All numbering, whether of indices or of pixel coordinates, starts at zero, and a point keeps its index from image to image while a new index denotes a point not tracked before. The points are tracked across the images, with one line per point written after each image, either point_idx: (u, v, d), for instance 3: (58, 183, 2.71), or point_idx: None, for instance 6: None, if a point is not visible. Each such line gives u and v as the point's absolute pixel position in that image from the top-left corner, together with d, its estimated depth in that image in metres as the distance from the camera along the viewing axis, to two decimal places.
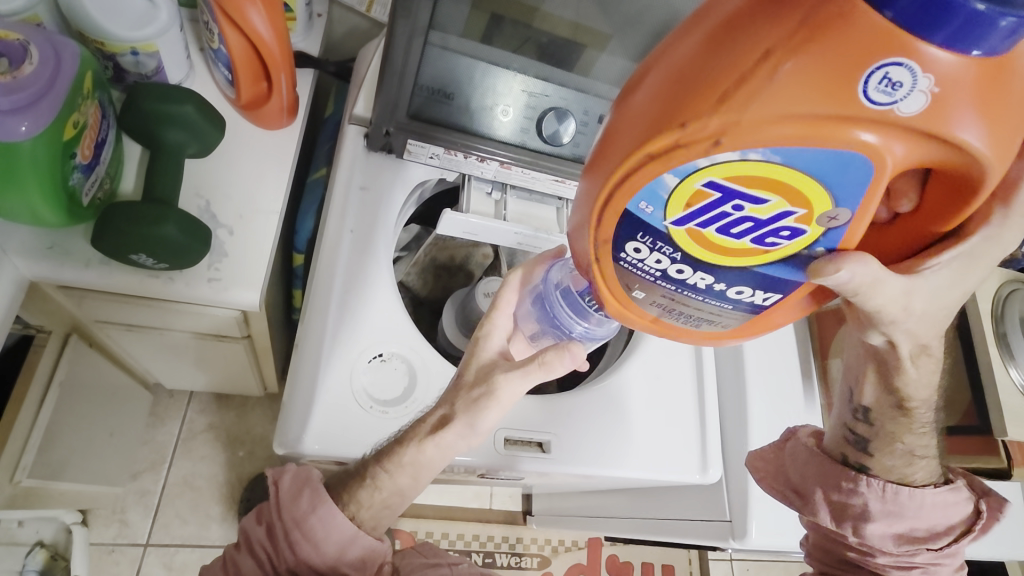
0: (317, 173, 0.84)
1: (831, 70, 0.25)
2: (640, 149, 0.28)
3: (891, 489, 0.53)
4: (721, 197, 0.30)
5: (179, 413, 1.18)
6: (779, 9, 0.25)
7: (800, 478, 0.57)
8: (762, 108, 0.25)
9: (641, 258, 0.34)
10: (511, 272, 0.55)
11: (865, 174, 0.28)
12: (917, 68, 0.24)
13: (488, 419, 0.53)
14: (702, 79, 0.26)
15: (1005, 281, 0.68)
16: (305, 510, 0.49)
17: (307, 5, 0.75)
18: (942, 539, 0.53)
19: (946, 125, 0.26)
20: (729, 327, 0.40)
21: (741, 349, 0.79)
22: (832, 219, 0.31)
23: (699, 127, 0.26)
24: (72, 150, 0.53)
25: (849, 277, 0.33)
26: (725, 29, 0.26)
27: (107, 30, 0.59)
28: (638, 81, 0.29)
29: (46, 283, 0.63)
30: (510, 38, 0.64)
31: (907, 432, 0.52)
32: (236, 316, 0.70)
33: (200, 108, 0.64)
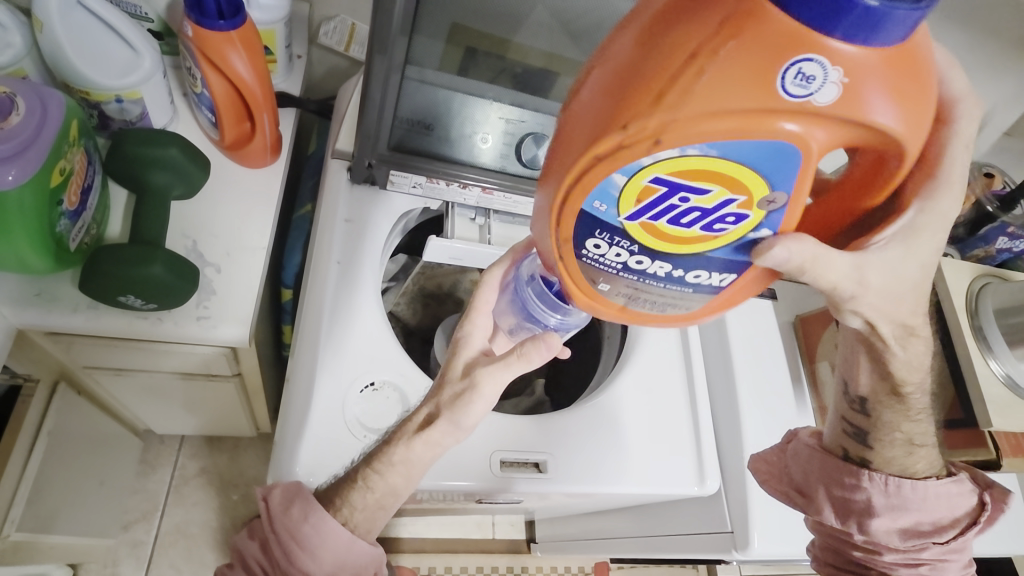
0: (303, 209, 0.85)
1: (753, 65, 0.25)
2: (586, 153, 0.29)
3: (893, 483, 0.54)
4: (668, 191, 0.30)
5: (170, 459, 1.16)
6: (702, 8, 0.26)
7: (805, 478, 0.59)
8: (694, 106, 0.26)
9: (602, 254, 0.35)
10: (488, 270, 0.53)
11: (795, 163, 0.29)
12: (827, 61, 0.25)
13: (472, 412, 0.50)
14: (637, 81, 0.27)
15: (976, 276, 0.70)
16: (298, 520, 0.50)
17: (287, 47, 0.77)
18: (947, 532, 0.54)
19: (863, 110, 0.27)
20: (691, 311, 0.39)
21: (731, 359, 0.79)
22: (771, 203, 0.31)
23: (637, 129, 0.27)
24: (59, 197, 0.54)
25: (788, 256, 0.33)
26: (654, 32, 0.27)
27: (92, 79, 0.61)
28: (581, 86, 0.30)
29: (34, 331, 0.63)
30: (485, 70, 0.67)
31: (905, 421, 0.53)
32: (225, 352, 0.70)
33: (186, 151, 0.66)
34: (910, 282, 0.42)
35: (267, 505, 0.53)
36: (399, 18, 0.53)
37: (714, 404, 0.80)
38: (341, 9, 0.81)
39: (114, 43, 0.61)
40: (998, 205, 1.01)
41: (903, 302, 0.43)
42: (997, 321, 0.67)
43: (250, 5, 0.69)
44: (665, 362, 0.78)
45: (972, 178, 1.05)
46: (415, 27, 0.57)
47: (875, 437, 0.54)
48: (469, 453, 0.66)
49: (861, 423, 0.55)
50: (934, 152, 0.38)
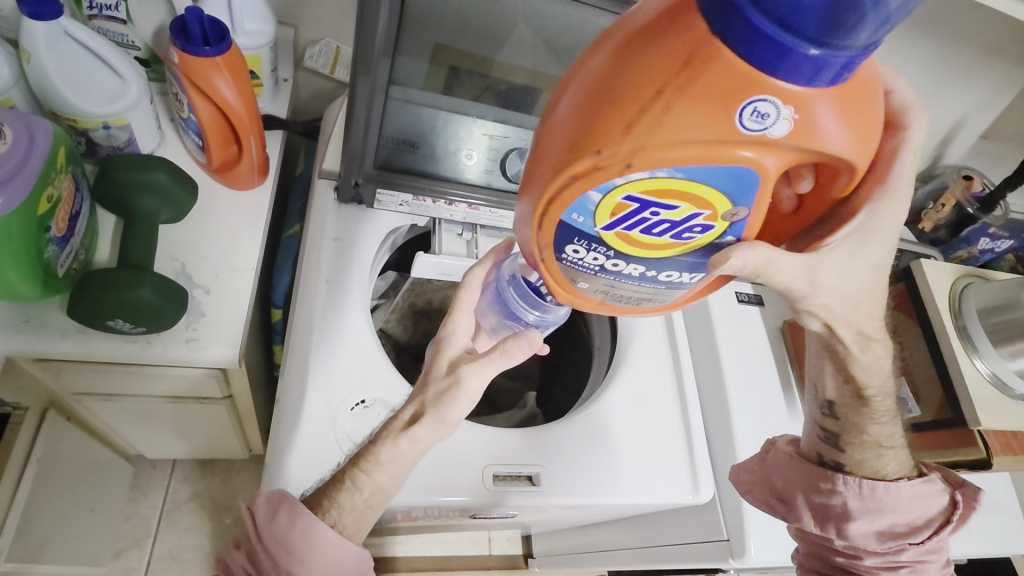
0: (291, 229, 0.86)
1: (717, 98, 0.26)
2: (561, 176, 0.30)
3: (867, 485, 0.54)
4: (639, 207, 0.31)
5: (161, 485, 1.15)
6: (673, 36, 0.27)
7: (784, 486, 0.59)
8: (662, 136, 0.27)
9: (580, 258, 0.35)
10: (469, 271, 0.55)
11: (753, 185, 0.30)
12: (781, 100, 0.26)
13: (458, 409, 0.51)
14: (610, 106, 0.28)
15: (958, 277, 0.72)
16: (285, 526, 0.49)
17: (273, 71, 0.79)
18: (923, 532, 0.54)
19: (814, 138, 0.28)
20: (666, 304, 0.40)
21: (720, 366, 0.80)
22: (734, 216, 0.32)
23: (609, 156, 0.28)
24: (47, 223, 0.54)
25: (743, 264, 0.34)
26: (625, 62, 0.28)
27: (79, 107, 0.62)
28: (556, 108, 0.31)
29: (22, 357, 0.63)
30: (470, 87, 0.68)
31: (874, 424, 0.54)
32: (215, 374, 0.70)
33: (173, 174, 0.66)
34: (870, 282, 0.43)
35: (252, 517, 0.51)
36: (382, 39, 0.54)
37: (705, 411, 0.80)
38: (326, 33, 0.83)
39: (101, 72, 0.62)
40: (978, 207, 1.04)
41: (869, 300, 0.45)
42: (980, 321, 0.68)
43: (236, 31, 0.71)
44: (655, 370, 0.79)
45: (951, 181, 1.07)
46: (397, 48, 0.58)
47: (848, 440, 0.55)
48: (461, 467, 0.66)
49: (834, 428, 0.56)
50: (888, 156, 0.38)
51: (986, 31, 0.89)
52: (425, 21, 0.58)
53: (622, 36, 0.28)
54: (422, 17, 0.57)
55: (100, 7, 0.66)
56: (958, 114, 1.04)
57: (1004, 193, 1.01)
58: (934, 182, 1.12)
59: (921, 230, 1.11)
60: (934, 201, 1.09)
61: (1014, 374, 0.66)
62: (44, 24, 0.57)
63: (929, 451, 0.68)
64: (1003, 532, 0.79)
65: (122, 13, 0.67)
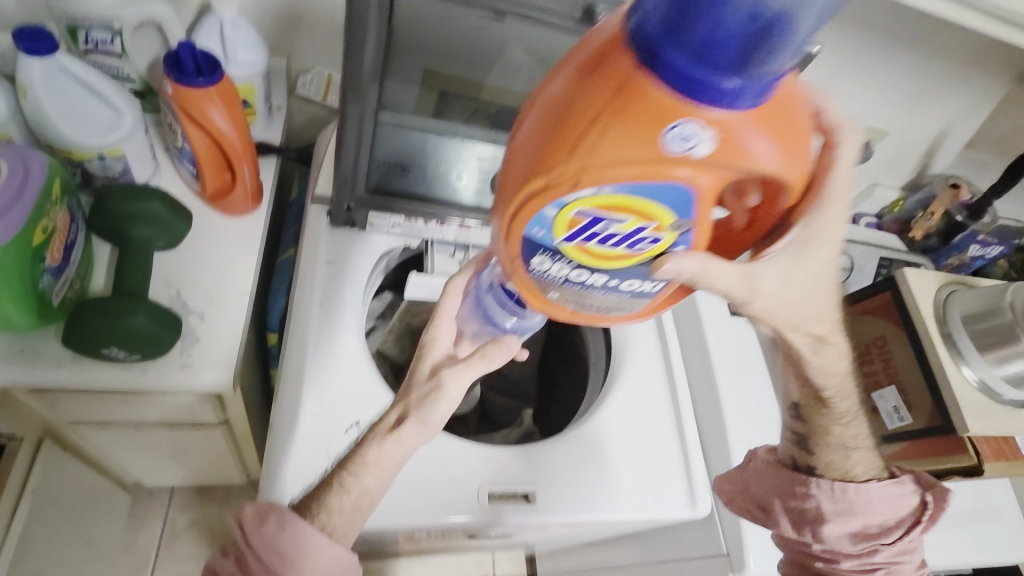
0: (286, 253, 0.87)
1: (651, 118, 0.28)
2: (518, 197, 0.32)
3: (839, 488, 0.54)
4: (589, 222, 0.32)
5: (160, 513, 1.14)
6: (610, 61, 0.28)
7: (762, 493, 0.59)
8: (604, 155, 0.28)
9: (546, 268, 0.37)
10: (451, 279, 0.57)
11: (699, 200, 0.31)
12: (709, 119, 0.28)
13: (440, 410, 0.53)
14: (557, 128, 0.29)
15: (941, 285, 0.72)
16: (275, 532, 0.48)
17: (267, 99, 0.80)
18: (894, 533, 0.55)
19: (745, 156, 0.29)
20: (636, 310, 0.41)
21: (715, 386, 0.79)
22: (684, 229, 0.33)
23: (555, 176, 0.30)
24: (41, 254, 0.55)
25: (678, 270, 0.35)
26: (564, 90, 0.30)
27: (75, 139, 0.63)
28: (512, 134, 0.33)
29: (17, 388, 0.63)
30: (460, 110, 0.70)
31: (835, 425, 0.55)
32: (210, 399, 0.70)
33: (167, 204, 0.68)
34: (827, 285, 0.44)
35: (240, 528, 0.49)
36: (370, 65, 0.55)
37: (701, 425, 0.80)
38: (318, 62, 0.85)
39: (96, 105, 0.64)
40: (966, 214, 1.05)
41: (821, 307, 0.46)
42: (966, 328, 0.68)
43: (228, 62, 0.73)
44: (650, 385, 0.79)
45: (939, 190, 1.08)
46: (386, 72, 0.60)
47: (815, 442, 0.56)
48: (457, 486, 0.66)
49: (801, 429, 0.57)
50: (821, 174, 0.39)
51: (965, 43, 0.90)
52: (413, 46, 0.60)
53: (564, 66, 0.30)
54: (407, 41, 0.59)
55: (96, 43, 0.68)
56: (943, 123, 1.05)
57: (991, 200, 1.01)
58: (922, 190, 1.12)
59: (912, 238, 1.12)
60: (923, 209, 1.10)
61: (1002, 380, 0.67)
62: (40, 60, 0.59)
63: (921, 459, 0.69)
64: (1004, 539, 0.78)
65: (116, 48, 0.69)
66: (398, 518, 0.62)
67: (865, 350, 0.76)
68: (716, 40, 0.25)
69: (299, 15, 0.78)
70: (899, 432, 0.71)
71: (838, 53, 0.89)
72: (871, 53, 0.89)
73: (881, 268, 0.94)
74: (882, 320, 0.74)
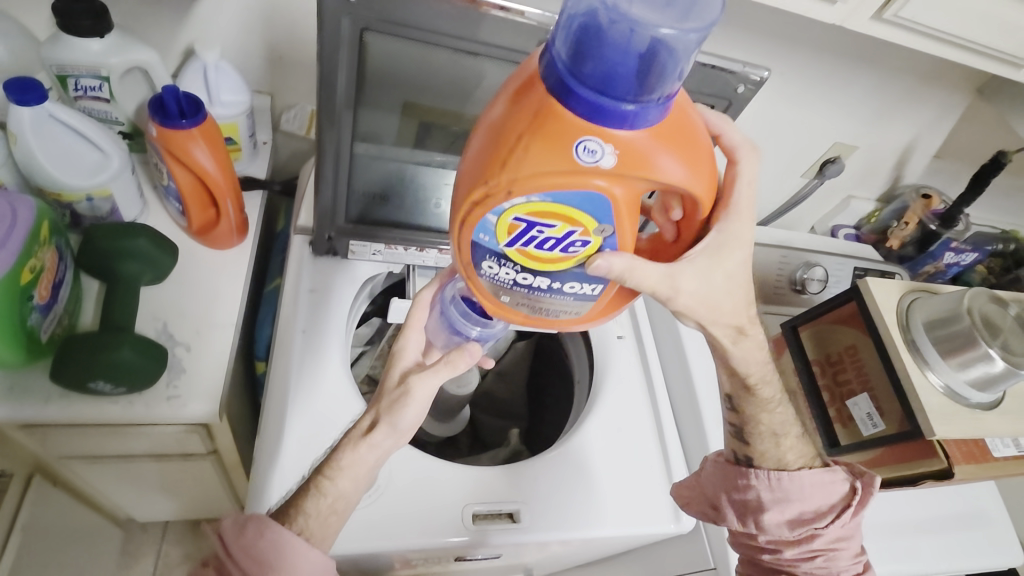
0: (273, 283, 0.89)
1: (562, 139, 0.35)
2: (463, 205, 0.38)
3: (775, 477, 0.60)
4: (526, 226, 0.39)
5: (153, 549, 1.14)
6: (530, 98, 0.36)
7: (713, 492, 0.65)
8: (527, 167, 0.35)
9: (496, 272, 0.43)
10: (420, 291, 0.59)
11: (612, 207, 0.38)
12: (608, 138, 0.35)
13: (409, 416, 0.53)
14: (491, 149, 0.37)
15: (905, 293, 0.76)
16: (252, 539, 0.48)
17: (251, 136, 0.83)
18: (826, 518, 0.60)
19: (645, 167, 0.36)
20: (582, 313, 0.47)
21: (697, 401, 0.80)
22: (603, 232, 0.39)
23: (493, 186, 0.36)
24: (30, 293, 0.57)
25: (609, 267, 0.40)
26: (499, 119, 0.37)
27: (63, 182, 0.66)
28: (461, 155, 0.40)
29: (7, 425, 0.65)
30: (441, 139, 0.71)
31: (763, 412, 0.61)
32: (196, 430, 0.71)
33: (153, 239, 0.70)
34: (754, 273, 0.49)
35: (220, 537, 0.50)
36: (342, 94, 0.58)
37: (684, 439, 0.81)
38: (301, 99, 0.88)
39: (84, 148, 0.67)
40: (939, 223, 1.06)
41: (735, 303, 0.51)
42: (927, 335, 0.72)
43: (213, 102, 0.76)
44: (632, 400, 0.80)
45: (911, 202, 1.11)
46: (359, 101, 0.62)
47: (749, 432, 0.62)
48: (440, 506, 0.67)
49: (736, 421, 0.63)
50: (730, 187, 0.47)
51: (924, 60, 0.93)
52: (388, 79, 0.61)
53: (500, 101, 0.38)
54: (383, 72, 0.60)
55: (85, 90, 0.72)
56: (910, 136, 1.08)
57: (961, 209, 1.02)
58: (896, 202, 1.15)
59: (889, 248, 1.14)
60: (898, 219, 1.12)
61: (965, 384, 0.70)
62: (30, 109, 0.62)
63: (897, 464, 0.72)
64: (991, 543, 0.78)
65: (104, 93, 0.72)
66: (383, 540, 0.63)
67: (837, 359, 0.79)
68: (610, 77, 0.34)
69: (281, 56, 0.82)
70: (873, 439, 0.73)
71: (801, 74, 0.92)
72: (833, 73, 0.93)
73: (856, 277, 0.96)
74: (851, 328, 0.78)
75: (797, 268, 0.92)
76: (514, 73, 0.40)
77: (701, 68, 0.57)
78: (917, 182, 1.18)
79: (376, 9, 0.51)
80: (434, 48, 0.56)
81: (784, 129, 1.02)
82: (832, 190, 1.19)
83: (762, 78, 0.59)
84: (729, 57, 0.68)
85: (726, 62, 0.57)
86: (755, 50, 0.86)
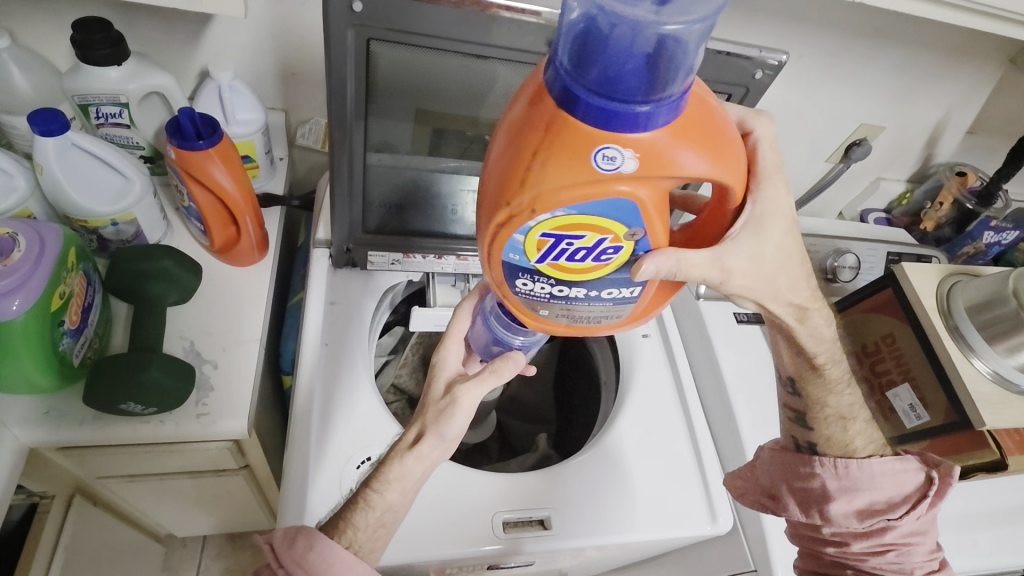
0: (296, 297, 0.90)
1: (577, 152, 0.34)
2: (489, 226, 0.38)
3: (842, 465, 0.58)
4: (555, 240, 0.38)
5: (193, 564, 1.16)
6: (538, 112, 0.35)
7: (771, 481, 0.63)
8: (547, 185, 0.35)
9: (531, 288, 0.42)
10: (465, 297, 0.60)
11: (637, 208, 0.36)
12: (624, 145, 0.34)
13: (456, 425, 0.53)
14: (507, 170, 0.36)
15: (945, 277, 0.73)
16: (303, 550, 0.48)
17: (268, 153, 0.84)
18: (900, 509, 0.57)
19: (668, 167, 0.34)
20: (623, 316, 0.45)
21: (728, 397, 0.78)
22: (634, 235, 0.38)
23: (514, 207, 0.36)
24: (60, 318, 0.58)
25: (656, 270, 0.39)
26: (512, 134, 0.36)
27: (88, 208, 0.67)
28: (481, 171, 0.39)
29: (46, 448, 0.66)
30: (457, 145, 0.68)
31: (830, 395, 0.59)
32: (229, 446, 0.72)
33: (179, 261, 0.71)
34: (786, 252, 0.47)
35: (270, 549, 0.49)
36: (352, 104, 0.58)
37: (717, 437, 0.79)
38: (314, 113, 0.89)
39: (107, 174, 0.68)
40: (976, 201, 1.01)
41: (792, 278, 0.49)
42: (971, 320, 0.68)
43: (229, 122, 0.77)
44: (663, 400, 0.79)
45: (945, 180, 1.06)
46: (370, 111, 0.61)
47: (813, 417, 0.60)
48: (472, 515, 0.66)
49: (798, 406, 0.61)
50: (752, 156, 0.46)
51: (952, 33, 0.89)
52: (400, 87, 0.59)
53: (511, 115, 0.37)
54: (393, 83, 0.59)
55: (106, 117, 0.74)
56: (940, 113, 1.03)
57: (1000, 185, 0.98)
58: (929, 182, 1.11)
59: (923, 230, 1.10)
60: (932, 200, 1.08)
61: (1017, 370, 0.66)
62: (53, 139, 0.63)
63: (945, 455, 0.69)
64: None
65: (125, 119, 0.74)
66: (419, 552, 0.62)
67: (874, 348, 0.76)
68: (620, 80, 0.32)
69: (293, 72, 0.83)
70: (917, 431, 0.71)
71: (821, 56, 0.89)
72: (854, 53, 0.89)
73: (890, 263, 0.92)
74: (887, 316, 0.75)
75: (827, 255, 0.88)
76: (524, 83, 0.39)
77: (715, 56, 0.55)
78: (949, 160, 1.13)
79: (383, 19, 0.51)
80: (443, 54, 0.56)
81: (804, 114, 1.00)
82: (860, 174, 1.16)
83: (781, 62, 0.57)
84: (745, 42, 0.66)
85: (742, 48, 0.55)
86: (770, 32, 0.84)
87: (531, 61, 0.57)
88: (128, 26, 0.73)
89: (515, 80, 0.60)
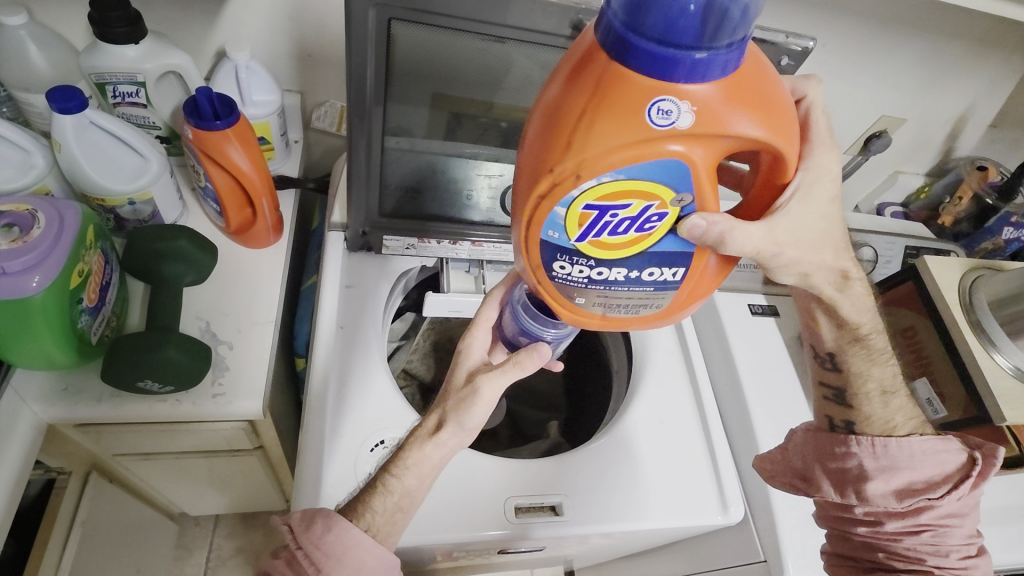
0: (309, 280, 0.90)
1: (628, 107, 0.33)
2: (531, 196, 0.37)
3: (880, 444, 0.58)
4: (598, 213, 0.38)
5: (206, 541, 1.18)
6: (584, 73, 0.34)
7: (803, 463, 0.63)
8: (596, 145, 0.34)
9: (568, 273, 0.42)
10: (492, 289, 0.60)
11: (684, 174, 0.36)
12: (678, 99, 0.33)
13: (476, 415, 0.52)
14: (553, 134, 0.35)
15: (966, 271, 0.72)
16: (320, 534, 0.49)
17: (283, 135, 0.84)
18: (941, 488, 0.57)
19: (722, 125, 0.34)
20: (661, 307, 0.45)
21: (741, 386, 0.77)
22: (681, 202, 0.38)
23: (559, 171, 0.35)
24: (78, 295, 0.59)
25: (709, 226, 0.38)
26: (556, 100, 0.36)
27: (106, 187, 0.67)
28: (518, 149, 0.39)
29: (63, 424, 0.67)
30: (472, 130, 0.68)
31: (872, 367, 0.59)
32: (243, 426, 0.73)
33: (193, 240, 0.71)
34: (813, 233, 0.46)
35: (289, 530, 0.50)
36: (372, 86, 0.57)
37: (728, 425, 0.79)
38: (331, 95, 0.88)
39: (124, 153, 0.68)
40: (997, 196, 0.99)
41: (836, 248, 0.49)
42: (994, 314, 0.67)
43: (246, 103, 0.77)
44: (676, 389, 0.79)
45: (966, 173, 1.04)
46: (388, 95, 0.60)
47: (852, 393, 0.60)
48: (484, 501, 0.66)
49: (837, 382, 0.61)
50: (805, 120, 0.46)
51: (979, 23, 0.87)
52: (417, 70, 0.59)
53: (556, 82, 0.36)
54: (411, 65, 0.58)
55: (123, 96, 0.73)
56: (964, 105, 1.01)
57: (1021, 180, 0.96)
58: (949, 175, 1.10)
59: (941, 225, 1.08)
60: (952, 194, 1.06)
61: None
62: (72, 117, 0.63)
63: None
64: None
65: (142, 99, 0.74)
66: (429, 535, 0.63)
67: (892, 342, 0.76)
68: (676, 28, 0.31)
69: (309, 54, 0.82)
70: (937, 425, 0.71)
71: (843, 46, 0.88)
72: (877, 42, 0.88)
73: (908, 256, 0.91)
74: (908, 310, 0.74)
75: None
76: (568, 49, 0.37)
77: None
78: (970, 155, 1.12)
79: None
80: (461, 35, 0.55)
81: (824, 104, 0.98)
82: (878, 167, 1.14)
83: (807, 49, 0.56)
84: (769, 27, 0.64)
85: (767, 34, 0.54)
86: (793, 19, 0.82)
87: (553, 44, 0.56)
88: (145, 5, 0.73)
89: (531, 66, 0.60)
